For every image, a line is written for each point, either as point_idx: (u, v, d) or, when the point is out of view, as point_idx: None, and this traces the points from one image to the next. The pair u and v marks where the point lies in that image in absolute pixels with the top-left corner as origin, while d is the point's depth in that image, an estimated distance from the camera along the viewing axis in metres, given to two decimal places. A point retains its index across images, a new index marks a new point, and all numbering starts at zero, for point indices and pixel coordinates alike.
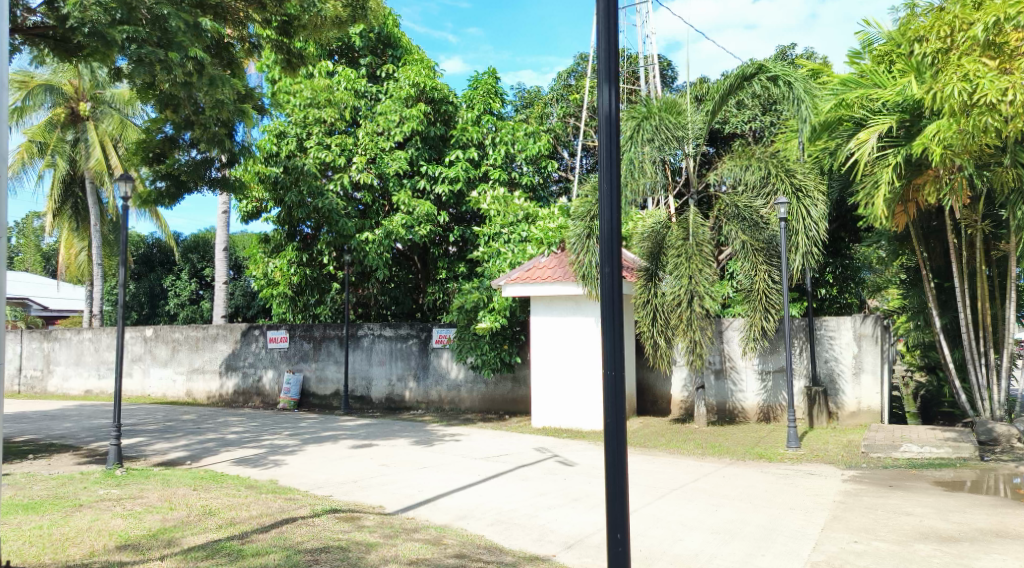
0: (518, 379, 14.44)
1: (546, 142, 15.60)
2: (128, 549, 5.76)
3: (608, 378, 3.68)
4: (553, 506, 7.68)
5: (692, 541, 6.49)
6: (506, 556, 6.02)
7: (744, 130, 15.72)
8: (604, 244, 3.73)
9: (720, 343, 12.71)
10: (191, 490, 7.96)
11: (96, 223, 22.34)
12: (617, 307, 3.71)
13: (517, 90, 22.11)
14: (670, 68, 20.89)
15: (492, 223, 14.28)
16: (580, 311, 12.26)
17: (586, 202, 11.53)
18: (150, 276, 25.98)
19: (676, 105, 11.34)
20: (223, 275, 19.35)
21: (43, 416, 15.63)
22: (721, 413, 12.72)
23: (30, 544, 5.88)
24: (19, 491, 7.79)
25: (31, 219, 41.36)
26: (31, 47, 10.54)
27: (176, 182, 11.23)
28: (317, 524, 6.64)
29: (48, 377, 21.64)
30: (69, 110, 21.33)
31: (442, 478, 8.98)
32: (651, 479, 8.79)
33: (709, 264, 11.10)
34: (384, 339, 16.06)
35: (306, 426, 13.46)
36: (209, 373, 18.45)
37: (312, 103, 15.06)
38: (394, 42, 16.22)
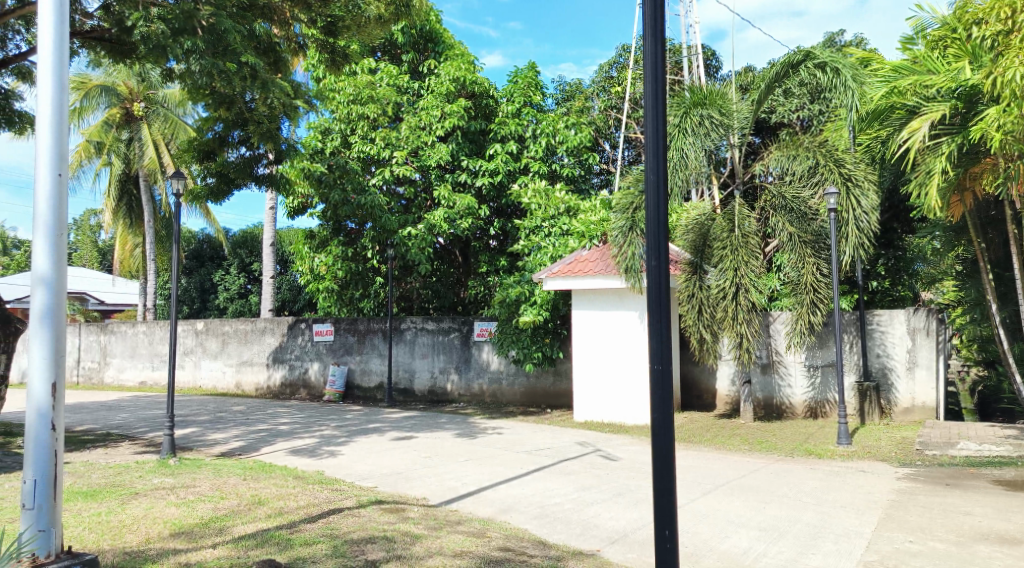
0: (560, 372, 14.42)
1: (588, 133, 15.48)
2: (181, 537, 5.93)
3: (655, 372, 3.64)
4: (597, 501, 7.66)
5: (739, 538, 6.40)
6: (550, 550, 6.01)
7: (790, 119, 15.40)
8: (650, 237, 3.71)
9: (766, 337, 12.47)
10: (241, 480, 8.15)
11: (150, 220, 22.96)
12: (664, 302, 3.67)
13: (559, 82, 21.98)
14: (713, 59, 20.53)
15: (533, 217, 14.16)
16: (623, 305, 12.15)
17: (628, 194, 11.43)
18: (200, 271, 26.67)
19: (722, 93, 11.10)
20: (270, 270, 19.75)
21: (101, 406, 16.17)
22: (769, 408, 12.49)
23: (90, 530, 6.09)
24: (79, 479, 8.07)
25: (88, 217, 42.93)
26: (88, 50, 10.90)
27: (224, 178, 11.43)
28: (363, 515, 6.73)
29: (104, 369, 22.37)
30: (124, 111, 21.97)
31: (485, 472, 9.02)
32: (697, 475, 8.69)
33: (756, 255, 10.93)
34: (426, 333, 16.20)
35: (352, 419, 13.67)
36: (257, 365, 18.84)
37: (356, 99, 15.27)
38: (436, 38, 16.21)
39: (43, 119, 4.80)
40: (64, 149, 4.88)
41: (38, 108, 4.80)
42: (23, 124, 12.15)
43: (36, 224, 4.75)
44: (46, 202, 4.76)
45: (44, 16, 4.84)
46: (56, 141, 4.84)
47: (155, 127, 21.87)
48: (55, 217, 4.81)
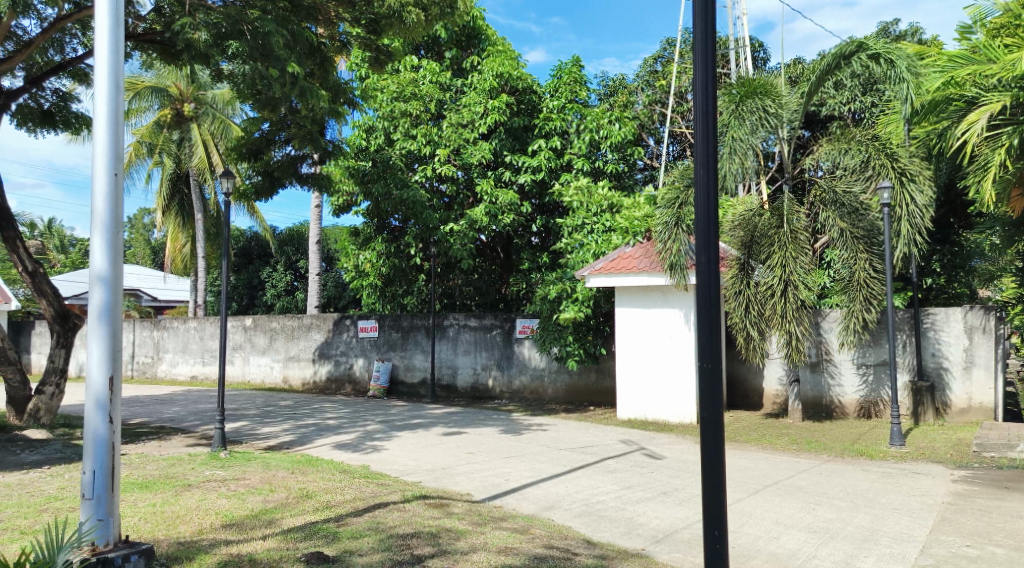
0: (603, 370, 14.33)
1: (632, 128, 15.27)
2: (233, 528, 6.05)
3: (705, 371, 3.58)
4: (641, 499, 7.59)
5: (789, 540, 6.27)
6: (595, 549, 5.97)
7: (843, 112, 14.98)
8: (699, 233, 3.65)
9: (816, 334, 12.21)
10: (290, 473, 8.30)
11: (199, 218, 23.53)
12: (715, 299, 3.59)
13: (602, 78, 21.78)
14: (761, 51, 20.14)
15: (576, 214, 14.03)
16: (668, 303, 12.01)
17: (673, 189, 11.29)
18: (249, 268, 27.23)
19: (772, 85, 10.87)
20: (316, 267, 20.07)
21: (154, 400, 16.65)
22: (818, 407, 12.23)
23: (145, 520, 6.26)
24: (135, 471, 8.32)
25: (142, 216, 44.44)
26: (141, 52, 11.20)
27: (269, 177, 11.63)
28: (408, 509, 6.79)
29: (158, 364, 23.00)
30: (175, 111, 22.51)
31: (528, 468, 9.02)
32: (744, 475, 8.55)
33: (805, 251, 10.69)
34: (469, 330, 16.26)
35: (397, 414, 13.82)
36: (304, 361, 19.15)
37: (399, 96, 15.40)
38: (479, 34, 16.22)
39: (99, 121, 4.93)
40: (119, 150, 5.01)
41: (95, 110, 4.94)
42: (80, 125, 12.55)
43: (94, 221, 4.89)
44: (102, 200, 4.89)
45: (101, 20, 4.98)
46: (112, 141, 4.97)
47: (205, 127, 22.34)
48: (111, 215, 4.94)
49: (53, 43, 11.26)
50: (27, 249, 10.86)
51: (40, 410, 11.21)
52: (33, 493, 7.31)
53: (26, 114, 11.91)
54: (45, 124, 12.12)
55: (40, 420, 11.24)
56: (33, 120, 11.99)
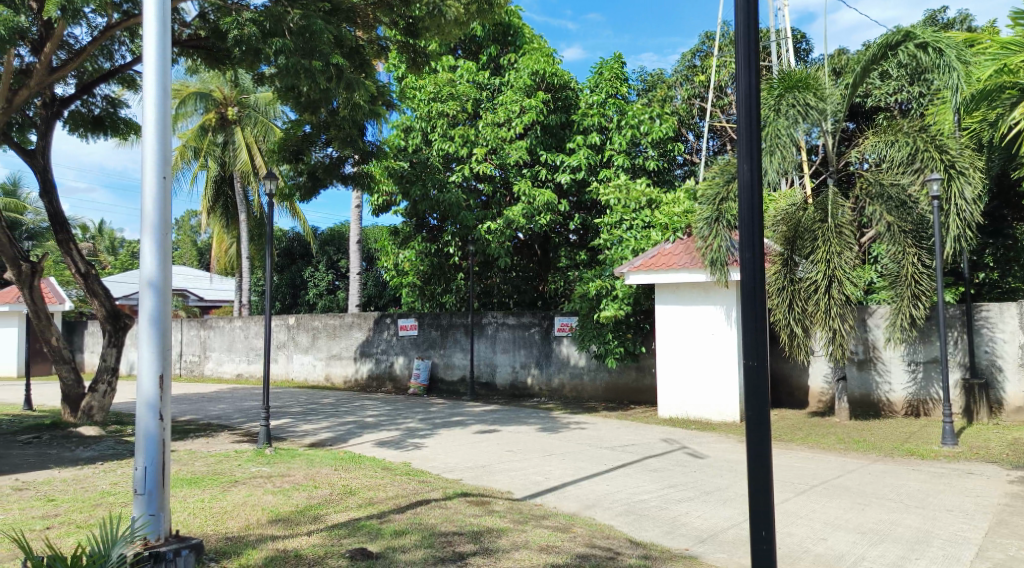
0: (643, 368, 14.22)
1: (673, 124, 15.06)
2: (279, 524, 6.16)
3: (749, 368, 3.52)
4: (683, 499, 7.51)
5: (838, 541, 6.15)
6: (638, 548, 5.92)
7: (889, 103, 14.61)
8: (743, 230, 3.59)
9: (863, 332, 11.94)
10: (333, 470, 8.42)
11: (242, 219, 23.99)
12: (759, 295, 3.53)
13: (639, 73, 21.59)
14: (804, 42, 19.76)
15: (613, 212, 13.89)
16: (708, 299, 11.85)
17: (713, 184, 11.15)
18: (292, 268, 27.70)
19: (815, 77, 10.64)
20: (357, 267, 20.33)
21: (202, 397, 17.06)
22: (866, 406, 11.95)
23: (194, 516, 6.40)
24: (184, 467, 8.52)
25: (189, 218, 45.51)
26: (186, 58, 11.49)
27: (312, 178, 11.81)
28: (450, 507, 6.83)
29: (205, 362, 23.54)
30: (219, 115, 23.03)
31: (569, 467, 9.00)
32: (790, 474, 8.39)
33: (850, 246, 10.44)
34: (507, 328, 16.29)
35: (437, 411, 13.92)
36: (345, 359, 19.39)
37: (436, 97, 15.55)
38: (515, 33, 16.23)
39: (148, 125, 5.06)
40: (167, 153, 5.14)
41: (143, 115, 5.06)
42: (128, 131, 12.90)
43: (144, 224, 5.02)
44: (152, 204, 5.02)
45: (148, 25, 5.09)
46: (160, 145, 5.10)
47: (247, 129, 22.78)
48: (160, 218, 5.06)
49: (102, 51, 11.60)
50: (79, 251, 11.18)
51: (94, 408, 11.54)
52: (88, 488, 7.54)
53: (77, 120, 12.29)
54: (95, 129, 12.49)
55: (94, 418, 11.57)
56: (84, 126, 12.37)
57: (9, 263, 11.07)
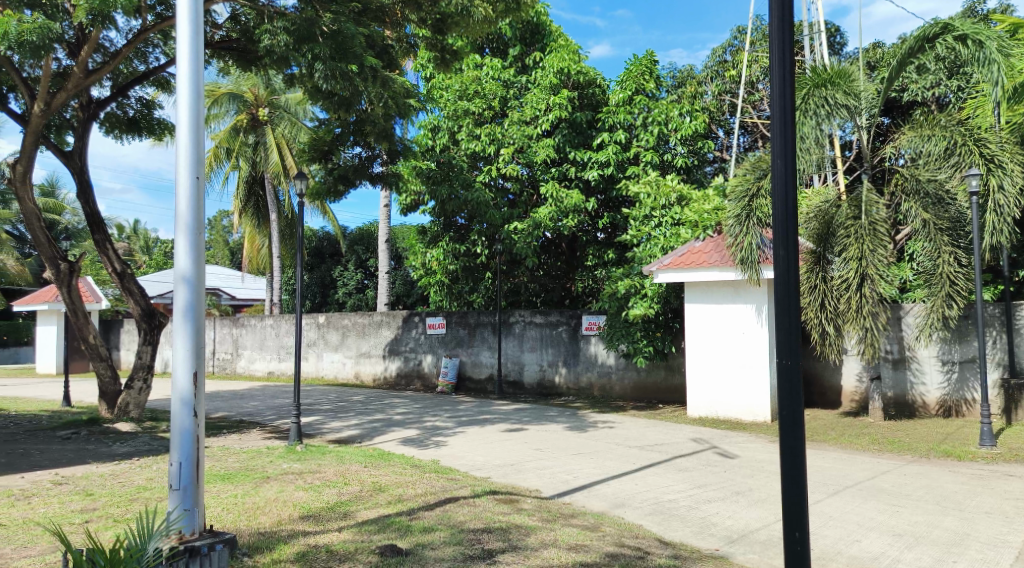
0: (672, 367, 14.11)
1: (703, 121, 14.90)
2: (310, 520, 6.23)
3: (783, 367, 3.48)
4: (714, 499, 7.43)
5: (872, 542, 6.05)
6: (668, 548, 5.88)
7: (926, 97, 14.31)
8: (777, 228, 3.55)
9: (896, 330, 11.73)
10: (363, 467, 8.49)
11: (274, 219, 24.30)
12: (794, 292, 3.48)
13: (668, 69, 21.41)
14: (838, 35, 19.45)
15: (643, 206, 13.84)
16: (739, 297, 11.71)
17: (744, 181, 11.02)
18: (322, 267, 28.02)
19: (848, 72, 10.44)
20: (386, 266, 20.47)
21: (234, 395, 17.31)
22: (900, 406, 11.74)
23: (227, 511, 6.50)
24: (217, 463, 8.65)
25: (220, 217, 46.13)
26: (219, 60, 11.67)
27: (341, 178, 11.92)
28: (478, 505, 6.84)
29: (236, 360, 23.88)
30: (250, 116, 23.36)
31: (597, 466, 8.96)
32: (822, 475, 8.25)
33: (884, 244, 10.21)
34: (535, 326, 16.28)
35: (464, 410, 13.97)
36: (374, 357, 19.53)
37: (462, 95, 15.65)
38: (543, 30, 16.20)
39: (182, 125, 5.13)
40: (200, 153, 5.21)
41: (178, 115, 5.14)
42: (162, 131, 13.14)
43: (178, 224, 5.09)
44: (186, 203, 5.09)
45: (182, 26, 5.16)
46: (194, 146, 5.16)
47: (278, 130, 23.10)
48: (194, 218, 5.13)
49: (137, 54, 11.85)
50: (115, 251, 11.39)
51: (130, 405, 11.80)
52: (124, 483, 7.70)
53: (114, 121, 12.54)
54: (131, 130, 12.74)
55: (130, 414, 11.84)
56: (120, 127, 12.62)
57: (49, 262, 11.34)
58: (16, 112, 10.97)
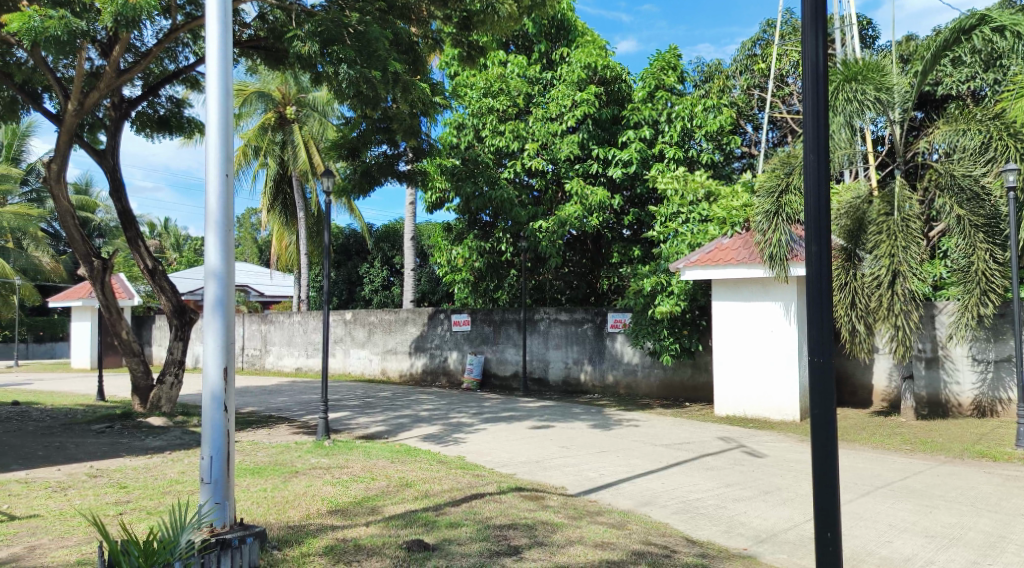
0: (699, 365, 14.01)
1: (729, 116, 14.76)
2: (338, 514, 6.28)
3: (817, 365, 3.44)
4: (741, 498, 7.36)
5: (904, 544, 5.95)
6: (695, 547, 5.85)
7: (960, 91, 14.02)
8: (809, 223, 3.51)
9: (929, 329, 11.52)
10: (389, 462, 8.55)
11: (301, 217, 24.56)
12: (825, 291, 3.44)
13: (696, 63, 21.20)
14: (870, 28, 19.13)
15: (670, 202, 13.76)
16: (768, 295, 11.59)
17: (773, 176, 10.90)
18: (348, 264, 28.26)
19: (880, 66, 10.25)
20: (412, 263, 20.56)
21: (263, 390, 17.52)
22: (933, 406, 11.53)
23: (257, 504, 6.58)
24: (247, 457, 8.77)
25: (249, 216, 46.67)
26: (247, 59, 11.80)
27: (366, 175, 12.01)
28: (504, 501, 6.85)
29: (265, 356, 24.16)
30: (278, 114, 23.64)
31: (622, 463, 8.93)
32: (853, 475, 8.14)
33: (917, 241, 10.04)
34: (560, 323, 16.26)
35: (490, 406, 14.00)
36: (401, 354, 19.64)
37: (487, 93, 15.70)
38: (569, 26, 16.15)
39: (211, 124, 5.20)
40: (229, 151, 5.27)
41: (207, 115, 5.21)
42: (192, 130, 13.31)
43: (209, 221, 5.16)
44: (215, 200, 5.16)
45: (212, 27, 5.23)
46: (222, 144, 5.22)
47: (306, 128, 23.36)
48: (223, 215, 5.19)
49: (168, 53, 12.02)
50: (147, 248, 11.57)
51: (161, 399, 11.97)
52: (157, 476, 7.83)
53: (145, 120, 12.72)
54: (161, 129, 12.92)
55: (161, 408, 12.02)
56: (150, 126, 12.81)
57: (82, 259, 11.56)
58: (50, 112, 11.19)
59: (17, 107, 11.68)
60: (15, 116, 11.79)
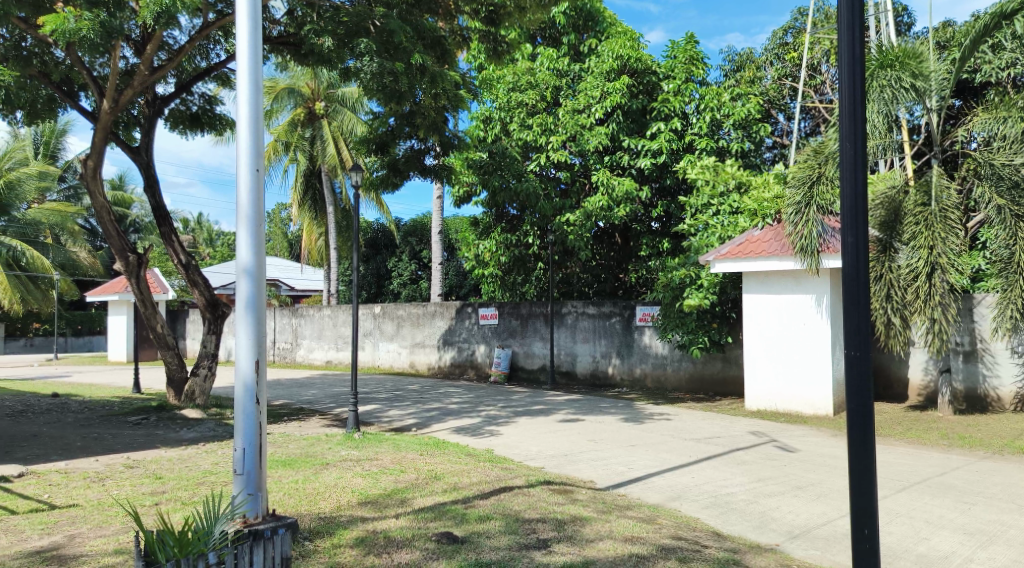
0: (729, 358, 13.82)
1: (758, 104, 14.56)
2: (368, 506, 6.34)
3: (852, 359, 3.38)
4: (774, 493, 7.26)
5: (942, 541, 5.84)
6: (726, 542, 5.79)
7: (1000, 77, 13.65)
8: (846, 215, 3.44)
9: (968, 321, 11.25)
10: (418, 455, 8.60)
11: (330, 211, 24.78)
12: (862, 284, 3.37)
13: (726, 53, 20.92)
14: (905, 15, 18.71)
15: (700, 193, 13.61)
16: (799, 288, 11.43)
17: (805, 167, 10.71)
18: (377, 258, 28.50)
19: (917, 53, 10.02)
20: (440, 257, 20.62)
21: (294, 383, 17.75)
22: (972, 400, 11.27)
23: (289, 496, 6.66)
24: (278, 449, 8.90)
25: (279, 212, 47.22)
26: (277, 56, 11.91)
27: (395, 170, 12.08)
28: (533, 494, 6.86)
29: (296, 349, 24.44)
30: (307, 110, 23.93)
31: (652, 458, 8.87)
32: (888, 471, 8.00)
33: (955, 231, 9.85)
34: (588, 317, 16.21)
35: (518, 400, 14.01)
36: (429, 347, 19.74)
37: (515, 86, 15.73)
38: (597, 17, 15.99)
39: (242, 121, 5.25)
40: (260, 146, 5.32)
41: (238, 111, 5.25)
42: (223, 127, 13.47)
43: (240, 216, 5.22)
44: (246, 195, 5.22)
45: (242, 23, 5.27)
46: (253, 140, 5.27)
47: (335, 123, 23.55)
48: (254, 210, 5.25)
49: (199, 51, 12.20)
50: (180, 243, 11.74)
51: (195, 391, 12.17)
52: (191, 467, 7.97)
53: (178, 117, 12.95)
54: (194, 126, 13.10)
55: (196, 401, 12.22)
56: (184, 123, 13.00)
57: (118, 254, 11.78)
58: (86, 110, 11.41)
59: (55, 106, 11.91)
60: (52, 114, 12.02)
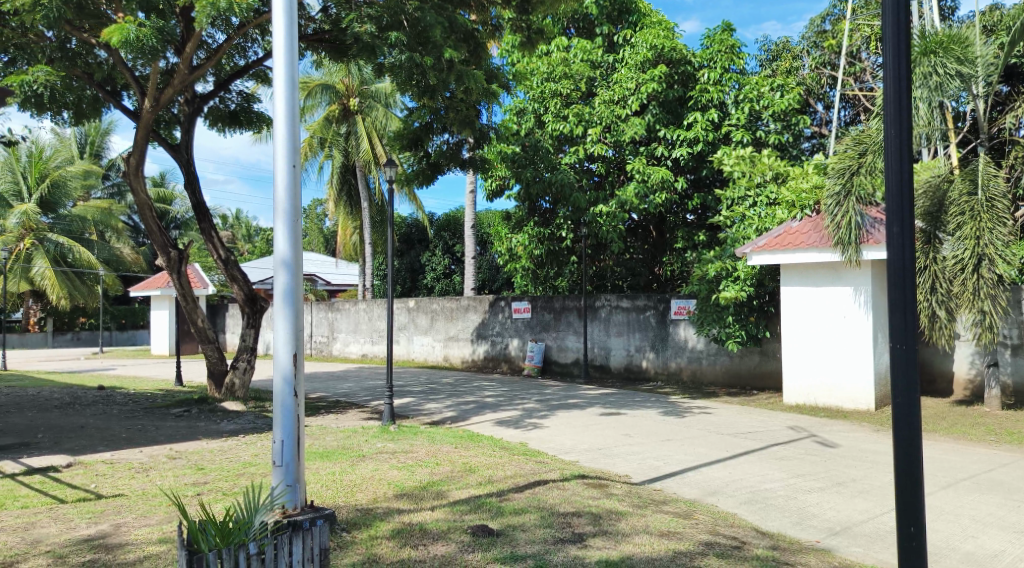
0: (766, 352, 13.64)
1: (798, 94, 14.28)
2: (404, 498, 6.38)
3: (898, 353, 3.28)
4: (814, 489, 7.14)
5: (990, 539, 5.68)
6: (766, 539, 5.70)
7: None
8: (891, 206, 3.34)
9: (1016, 314, 10.92)
10: (453, 447, 8.64)
11: (364, 207, 24.99)
12: (909, 276, 3.27)
13: (762, 41, 20.55)
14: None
15: (737, 185, 13.45)
16: (839, 280, 11.20)
17: (844, 157, 10.47)
18: (410, 253, 28.70)
19: (964, 37, 9.71)
20: (473, 251, 20.67)
21: (330, 376, 17.99)
22: (1020, 395, 10.94)
23: (326, 487, 6.75)
24: (316, 442, 9.02)
25: (315, 207, 47.80)
26: (313, 52, 12.01)
27: (433, 165, 12.17)
28: (567, 488, 6.84)
29: (332, 343, 24.74)
30: (342, 106, 24.13)
31: (689, 452, 8.78)
32: (933, 467, 7.80)
33: (1003, 221, 9.56)
34: (622, 311, 16.11)
35: (552, 393, 14.00)
36: (463, 340, 19.81)
37: (550, 77, 15.70)
38: (631, 8, 15.79)
39: (279, 118, 5.30)
40: (296, 142, 5.37)
41: (275, 108, 5.31)
42: (261, 124, 13.63)
43: (277, 212, 5.29)
44: (284, 191, 5.28)
45: (278, 22, 5.32)
46: (290, 136, 5.32)
47: (369, 119, 23.70)
48: (291, 205, 5.31)
49: (237, 49, 12.38)
50: (219, 238, 11.93)
51: (235, 384, 12.38)
52: (231, 459, 8.13)
53: (216, 115, 13.18)
54: (232, 124, 13.29)
55: (236, 394, 12.44)
56: (222, 121, 13.21)
57: (160, 250, 12.03)
58: (129, 109, 11.64)
59: (99, 105, 12.18)
60: (97, 114, 12.31)
